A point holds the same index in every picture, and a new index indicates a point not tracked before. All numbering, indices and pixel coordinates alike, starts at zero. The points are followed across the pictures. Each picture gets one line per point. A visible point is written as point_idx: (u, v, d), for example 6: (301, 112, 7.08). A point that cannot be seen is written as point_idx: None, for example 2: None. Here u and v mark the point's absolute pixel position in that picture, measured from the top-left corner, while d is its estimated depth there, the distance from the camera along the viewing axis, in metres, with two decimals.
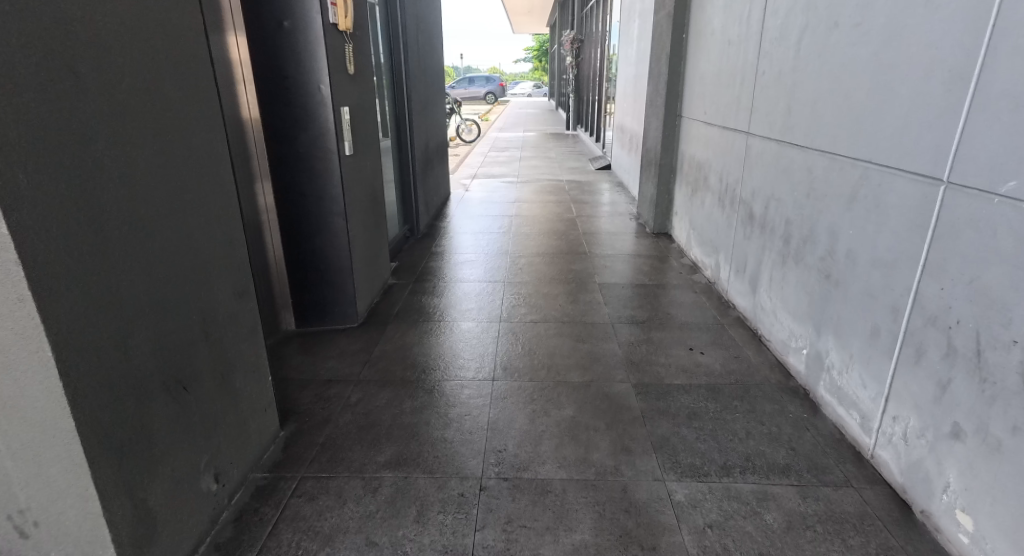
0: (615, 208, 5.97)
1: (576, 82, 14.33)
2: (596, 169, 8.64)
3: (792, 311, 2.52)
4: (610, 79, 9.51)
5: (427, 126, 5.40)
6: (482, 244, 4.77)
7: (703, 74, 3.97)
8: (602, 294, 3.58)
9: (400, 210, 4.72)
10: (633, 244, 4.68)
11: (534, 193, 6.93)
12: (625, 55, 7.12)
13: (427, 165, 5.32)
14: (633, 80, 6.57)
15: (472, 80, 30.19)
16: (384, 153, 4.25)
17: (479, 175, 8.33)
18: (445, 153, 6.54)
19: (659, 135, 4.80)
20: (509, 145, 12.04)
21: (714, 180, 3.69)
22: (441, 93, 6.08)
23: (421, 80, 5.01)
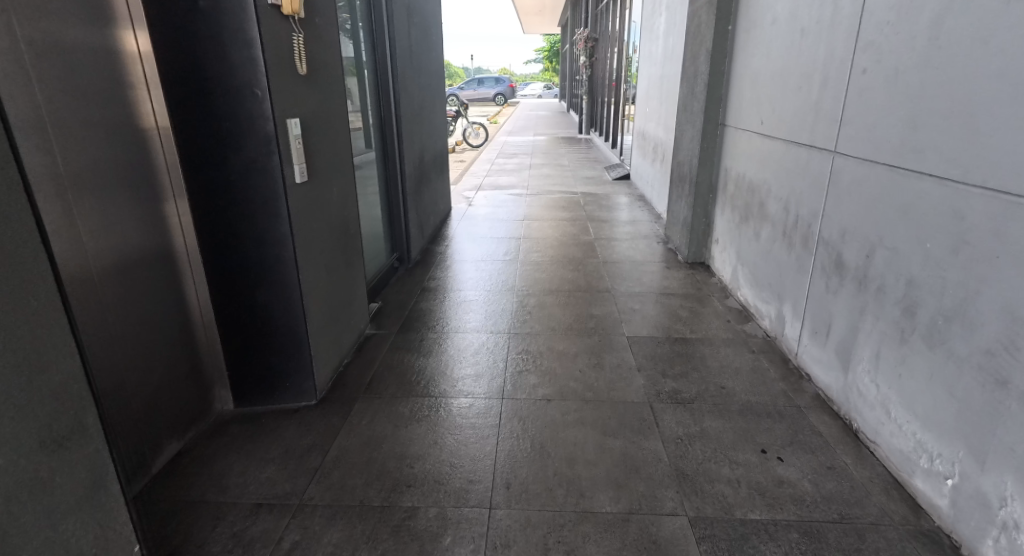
0: (639, 228, 5.22)
1: (590, 83, 13.57)
2: (613, 179, 7.87)
3: (922, 416, 1.79)
4: (629, 80, 8.73)
5: (422, 136, 4.66)
6: (483, 276, 4.01)
7: (758, 75, 3.19)
8: (633, 355, 2.81)
9: (387, 237, 3.98)
10: (664, 278, 3.92)
11: (545, 209, 6.16)
12: (649, 54, 6.35)
13: (421, 180, 4.56)
14: (658, 82, 5.80)
15: (482, 81, 29.49)
16: (364, 171, 3.52)
17: (484, 186, 7.58)
18: (444, 164, 5.80)
19: (694, 148, 4.03)
20: (518, 151, 11.29)
21: (775, 209, 2.93)
22: (439, 98, 5.34)
23: (414, 83, 4.28)
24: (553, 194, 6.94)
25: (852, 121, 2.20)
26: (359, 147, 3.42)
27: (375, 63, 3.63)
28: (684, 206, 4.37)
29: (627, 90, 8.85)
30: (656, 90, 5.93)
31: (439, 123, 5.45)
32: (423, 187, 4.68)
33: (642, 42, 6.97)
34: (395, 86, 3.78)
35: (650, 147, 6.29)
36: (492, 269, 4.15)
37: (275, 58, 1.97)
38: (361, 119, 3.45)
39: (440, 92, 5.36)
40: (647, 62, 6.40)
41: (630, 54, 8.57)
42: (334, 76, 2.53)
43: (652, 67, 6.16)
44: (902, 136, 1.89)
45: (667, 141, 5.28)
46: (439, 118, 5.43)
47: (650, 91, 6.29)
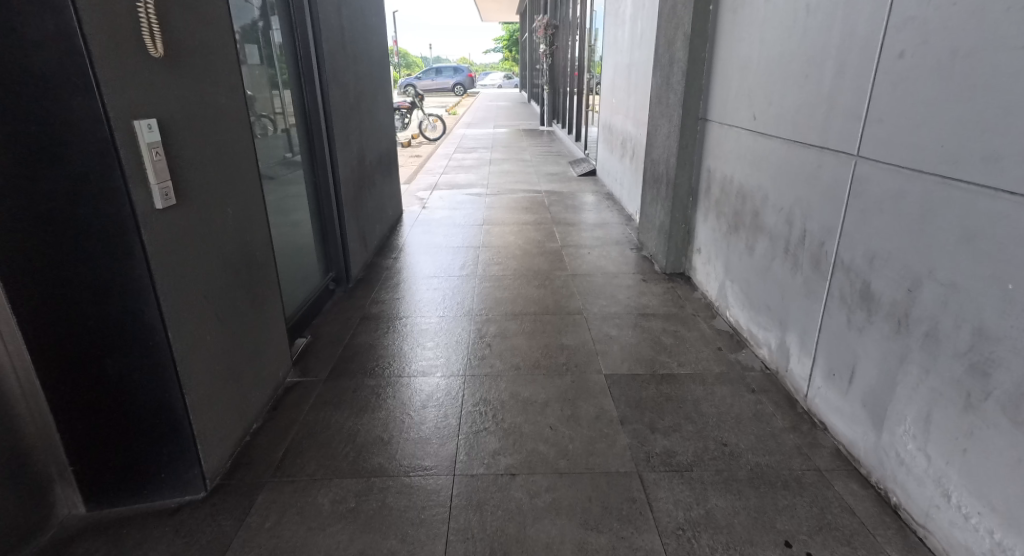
0: (609, 233, 4.76)
1: (551, 73, 13.07)
2: (578, 176, 7.40)
3: (1003, 511, 1.36)
4: (592, 69, 8.27)
5: (362, 135, 4.09)
6: (434, 298, 3.47)
7: (746, 62, 2.75)
8: (612, 401, 2.34)
9: (319, 254, 3.40)
10: (641, 294, 3.47)
11: (505, 211, 5.63)
12: (614, 41, 5.89)
13: (360, 185, 3.99)
14: (625, 72, 5.34)
15: (440, 71, 28.68)
16: (286, 179, 2.94)
17: (441, 185, 6.99)
18: (393, 164, 5.22)
19: (671, 146, 3.58)
20: (477, 145, 10.70)
21: (774, 220, 2.48)
22: (383, 90, 4.76)
23: (349, 74, 3.71)
24: (515, 194, 6.42)
25: (878, 116, 1.76)
26: (277, 150, 2.85)
27: (295, 50, 3.05)
28: (659, 210, 3.92)
29: (591, 80, 8.38)
30: (623, 81, 5.47)
31: (385, 120, 4.86)
32: (365, 193, 4.10)
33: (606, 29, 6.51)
34: (324, 76, 3.21)
35: (618, 142, 5.83)
36: (446, 290, 3.60)
37: (98, 37, 1.41)
38: (279, 116, 2.88)
39: (383, 84, 4.78)
40: (613, 50, 5.94)
41: (594, 42, 8.10)
42: (220, 65, 1.96)
43: (618, 55, 5.69)
44: (964, 136, 1.45)
45: (638, 137, 4.82)
46: (384, 114, 4.85)
47: (616, 81, 5.82)
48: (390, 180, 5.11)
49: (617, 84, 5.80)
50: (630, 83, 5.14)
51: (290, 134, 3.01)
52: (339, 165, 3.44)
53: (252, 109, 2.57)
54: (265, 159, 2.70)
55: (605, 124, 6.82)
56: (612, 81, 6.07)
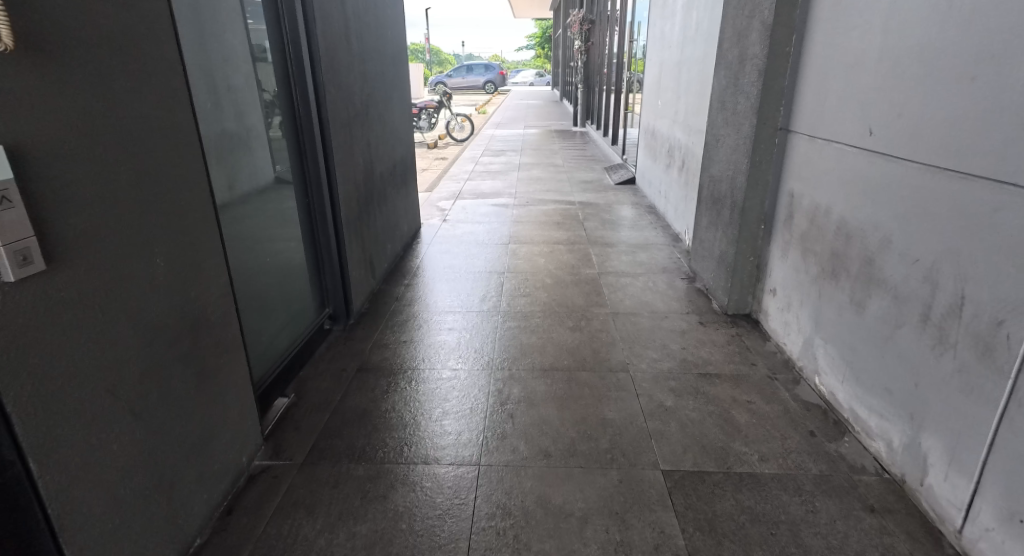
0: (654, 258, 4.11)
1: (585, 71, 12.39)
2: (615, 184, 6.76)
3: None
4: (632, 68, 7.62)
5: (370, 143, 3.52)
6: (448, 343, 2.89)
7: (854, 60, 2.10)
8: (675, 518, 1.73)
9: (313, 289, 2.85)
10: (699, 343, 2.83)
11: (534, 227, 5.03)
12: (662, 37, 5.24)
13: (367, 202, 3.43)
14: (676, 72, 4.69)
15: (470, 69, 28.19)
16: (270, 203, 2.40)
17: (464, 194, 6.42)
18: (409, 173, 4.65)
19: (740, 163, 2.94)
20: (505, 147, 10.11)
21: (903, 274, 1.83)
22: (398, 91, 4.19)
23: (354, 74, 3.15)
24: (546, 205, 5.80)
25: None
26: (258, 168, 2.30)
27: (284, 44, 2.50)
28: (719, 237, 3.27)
29: (630, 80, 7.72)
30: (672, 82, 4.81)
31: (399, 124, 4.30)
32: (372, 210, 3.55)
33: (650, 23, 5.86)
34: (321, 77, 2.66)
35: (664, 151, 5.18)
36: (461, 332, 3.01)
37: None
38: (261, 127, 2.33)
39: (399, 84, 4.22)
40: (660, 47, 5.28)
41: (635, 39, 7.44)
42: (144, 64, 1.42)
43: (666, 53, 5.04)
44: None
45: (693, 147, 4.17)
46: (400, 117, 4.29)
47: (663, 81, 5.16)
48: (405, 192, 4.54)
49: (664, 85, 5.14)
50: (682, 84, 4.49)
51: (277, 148, 2.47)
52: (339, 182, 2.88)
53: (219, 119, 2.03)
54: (237, 182, 2.16)
55: (647, 128, 6.15)
56: (658, 82, 5.40)
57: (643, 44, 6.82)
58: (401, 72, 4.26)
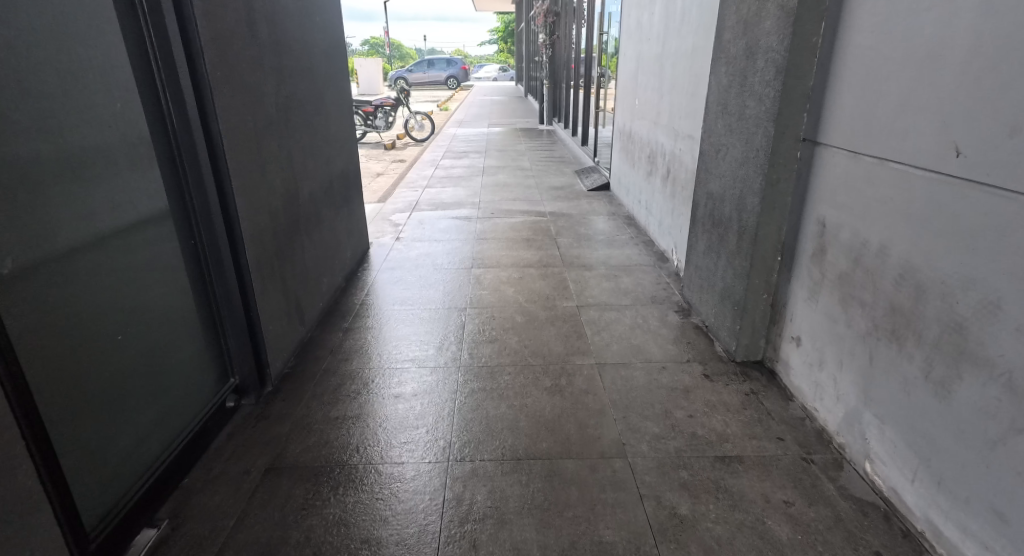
0: (640, 286, 3.55)
1: (552, 66, 11.81)
2: (588, 191, 6.21)
3: None
4: (602, 63, 7.07)
5: (294, 160, 2.88)
6: (395, 424, 2.25)
7: (931, 53, 1.55)
8: None
9: (210, 355, 2.23)
10: (707, 407, 2.28)
11: (501, 246, 4.42)
12: (638, 30, 4.69)
13: (291, 233, 2.80)
14: (658, 68, 4.14)
15: (432, 64, 27.32)
16: (123, 253, 1.77)
17: (422, 205, 5.76)
18: (352, 189, 4.01)
19: (751, 180, 2.39)
20: (468, 148, 9.46)
21: (1022, 354, 1.29)
22: (333, 94, 3.55)
23: (264, 74, 2.50)
24: (513, 218, 5.20)
25: None
26: (95, 209, 1.66)
27: (140, 49, 1.86)
28: (722, 268, 2.73)
29: (601, 75, 7.16)
30: (654, 79, 4.27)
31: (337, 133, 3.65)
32: (299, 242, 2.92)
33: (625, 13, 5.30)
34: (204, 79, 2.03)
35: (645, 157, 4.63)
36: (412, 406, 2.36)
37: None
38: (100, 160, 1.69)
39: (334, 85, 3.56)
40: (637, 40, 4.73)
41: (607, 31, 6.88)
42: None
43: (645, 47, 4.49)
44: None
45: (683, 155, 3.63)
46: (337, 125, 3.65)
47: (642, 79, 4.61)
48: (348, 213, 3.90)
49: (643, 83, 4.59)
50: (666, 83, 3.94)
51: (136, 185, 1.83)
52: (238, 221, 2.24)
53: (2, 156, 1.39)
54: (58, 234, 1.53)
55: (622, 130, 5.60)
56: (636, 79, 4.85)
57: (616, 36, 6.25)
58: (337, 71, 3.61)
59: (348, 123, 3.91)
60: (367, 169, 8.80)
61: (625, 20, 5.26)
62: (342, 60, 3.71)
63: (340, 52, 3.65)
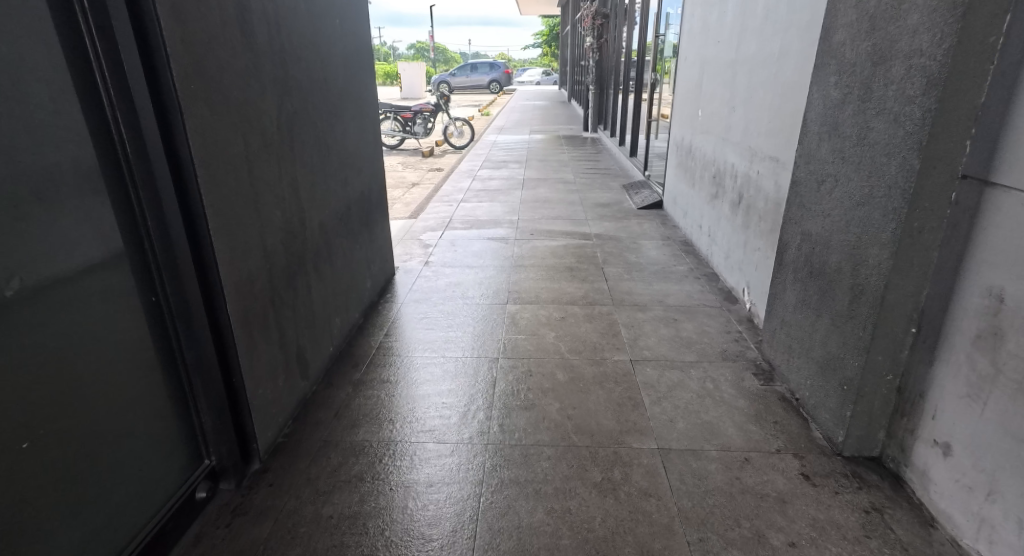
0: (706, 336, 2.97)
1: (599, 71, 11.24)
2: (637, 209, 5.64)
3: None
4: (656, 69, 6.50)
5: (301, 183, 2.43)
6: (402, 529, 1.77)
7: None
8: None
9: (177, 434, 1.77)
10: (815, 532, 1.70)
11: (540, 276, 3.89)
12: (704, 32, 4.11)
13: (294, 271, 2.35)
14: (730, 76, 3.57)
15: (474, 68, 27.06)
16: (42, 320, 1.32)
17: (455, 223, 5.29)
18: (374, 210, 3.57)
19: (876, 225, 1.82)
20: (508, 158, 8.98)
21: None
22: (353, 104, 3.11)
23: (261, 80, 2.05)
24: (555, 241, 4.67)
25: None
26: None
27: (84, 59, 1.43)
28: (825, 331, 2.14)
29: (655, 82, 6.58)
30: (724, 89, 3.69)
31: (358, 147, 3.21)
32: (305, 280, 2.46)
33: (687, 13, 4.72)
34: (170, 93, 1.58)
35: (709, 177, 4.05)
36: (423, 507, 1.85)
37: None
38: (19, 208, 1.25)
39: (355, 94, 3.13)
40: (703, 44, 4.15)
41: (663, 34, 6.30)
42: None
43: (713, 52, 3.91)
44: None
45: (763, 180, 3.04)
46: (358, 139, 3.21)
47: (707, 87, 4.03)
48: (369, 239, 3.46)
49: (709, 93, 4.01)
50: (742, 94, 3.35)
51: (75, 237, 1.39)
52: (219, 270, 1.77)
53: None
54: None
55: (679, 144, 5.01)
56: (700, 89, 4.27)
57: (675, 39, 5.66)
58: (359, 78, 3.17)
59: (373, 137, 3.48)
60: (402, 179, 8.41)
61: (687, 22, 4.69)
62: (366, 65, 3.28)
63: (363, 56, 3.22)
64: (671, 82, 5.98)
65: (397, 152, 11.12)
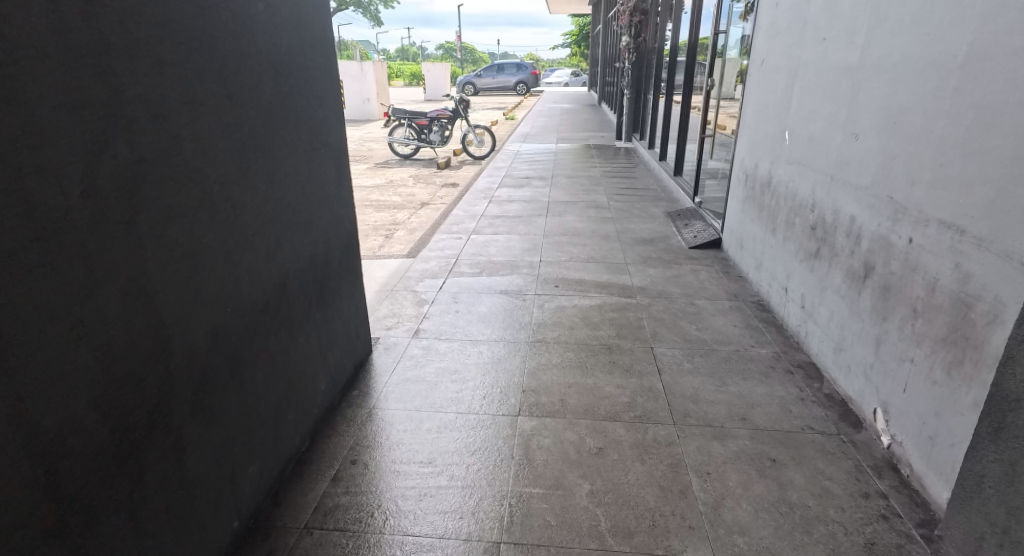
0: (830, 504, 1.88)
1: (636, 72, 10.09)
2: (689, 250, 4.56)
3: None
4: (711, 74, 5.42)
5: (165, 287, 1.46)
6: None
7: None
8: None
9: None
10: None
11: (568, 362, 2.83)
12: (807, 29, 3.02)
13: (137, 444, 1.38)
14: (855, 92, 2.47)
15: (501, 68, 26.07)
16: None
17: (461, 266, 4.26)
18: (336, 277, 2.56)
19: None
20: (531, 173, 7.95)
21: None
22: (295, 136, 2.12)
23: (27, 129, 1.11)
24: (586, 299, 3.62)
25: None
26: None
27: None
28: None
29: (711, 89, 5.45)
30: (842, 108, 2.58)
31: (306, 198, 2.22)
32: (172, 446, 1.49)
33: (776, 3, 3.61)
34: None
35: (807, 226, 2.93)
36: None
37: None
38: None
39: (298, 121, 2.14)
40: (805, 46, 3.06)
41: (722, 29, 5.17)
42: None
43: (821, 58, 2.82)
44: None
45: (926, 257, 1.93)
46: (306, 185, 2.22)
47: (807, 104, 2.95)
48: (327, 319, 2.45)
49: (811, 113, 2.91)
50: (881, 119, 2.25)
51: None
52: None
53: None
54: None
55: (750, 173, 3.90)
56: (794, 106, 3.17)
57: (743, 38, 4.57)
58: (305, 96, 2.18)
59: (333, 176, 2.48)
60: (411, 196, 7.41)
61: (773, 16, 3.60)
62: (319, 75, 2.29)
63: (312, 63, 2.22)
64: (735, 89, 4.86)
65: (411, 162, 10.14)
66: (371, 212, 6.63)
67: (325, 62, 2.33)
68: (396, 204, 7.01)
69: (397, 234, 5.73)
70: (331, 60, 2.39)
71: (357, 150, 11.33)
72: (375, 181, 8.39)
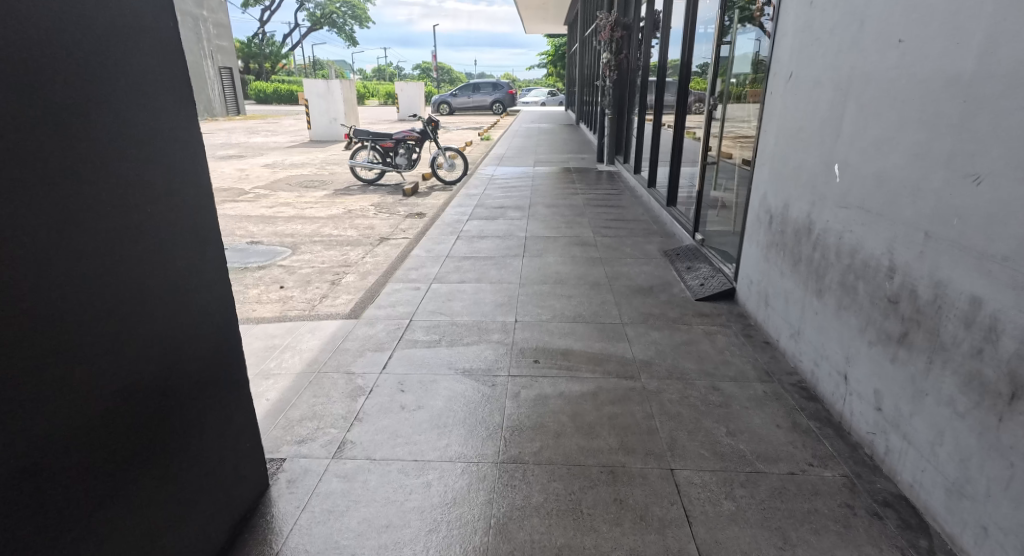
0: None
1: (617, 91, 9.41)
2: (697, 303, 3.77)
3: None
4: (716, 93, 4.68)
5: None
6: None
7: None
8: None
9: None
10: None
11: (555, 501, 1.95)
12: (877, 32, 2.24)
13: None
14: (975, 117, 1.71)
15: (477, 87, 25.43)
16: None
17: (415, 330, 3.37)
18: (187, 399, 1.66)
19: None
20: (507, 202, 7.12)
21: None
22: (46, 201, 1.24)
23: None
24: (574, 382, 2.77)
25: None
26: None
27: None
28: None
29: (712, 111, 4.72)
30: (948, 140, 1.82)
31: (87, 293, 1.33)
32: None
33: (809, 1, 2.86)
34: None
35: (877, 297, 2.15)
36: None
37: None
38: None
39: (56, 174, 1.27)
40: (870, 52, 2.28)
41: (736, 40, 4.44)
42: None
43: (907, 69, 2.04)
44: None
45: None
46: (87, 277, 1.33)
47: (880, 133, 2.19)
48: (160, 475, 1.55)
49: (889, 144, 2.13)
50: None
51: None
52: None
53: None
54: None
55: (779, 213, 3.11)
56: (853, 132, 2.39)
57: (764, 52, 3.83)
58: (68, 128, 1.29)
59: (173, 248, 1.59)
60: (370, 230, 6.51)
61: (810, 17, 2.83)
62: (114, 92, 1.40)
63: (90, 73, 1.33)
64: (754, 110, 4.11)
65: (375, 187, 9.25)
66: (320, 249, 5.71)
67: (134, 72, 1.45)
68: (351, 239, 6.10)
69: (346, 279, 4.82)
70: (153, 68, 1.52)
71: (318, 174, 10.39)
72: (331, 211, 7.47)
